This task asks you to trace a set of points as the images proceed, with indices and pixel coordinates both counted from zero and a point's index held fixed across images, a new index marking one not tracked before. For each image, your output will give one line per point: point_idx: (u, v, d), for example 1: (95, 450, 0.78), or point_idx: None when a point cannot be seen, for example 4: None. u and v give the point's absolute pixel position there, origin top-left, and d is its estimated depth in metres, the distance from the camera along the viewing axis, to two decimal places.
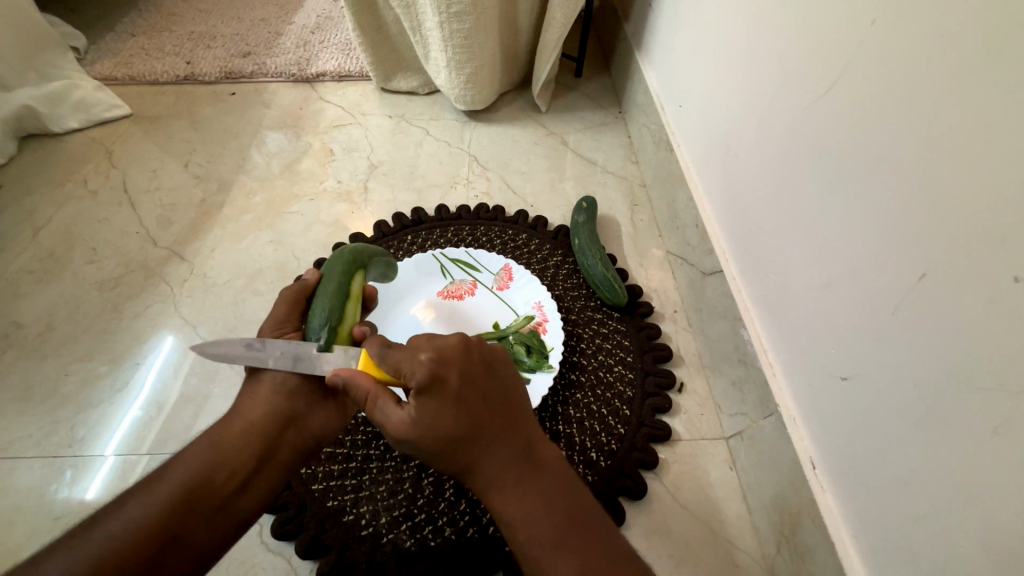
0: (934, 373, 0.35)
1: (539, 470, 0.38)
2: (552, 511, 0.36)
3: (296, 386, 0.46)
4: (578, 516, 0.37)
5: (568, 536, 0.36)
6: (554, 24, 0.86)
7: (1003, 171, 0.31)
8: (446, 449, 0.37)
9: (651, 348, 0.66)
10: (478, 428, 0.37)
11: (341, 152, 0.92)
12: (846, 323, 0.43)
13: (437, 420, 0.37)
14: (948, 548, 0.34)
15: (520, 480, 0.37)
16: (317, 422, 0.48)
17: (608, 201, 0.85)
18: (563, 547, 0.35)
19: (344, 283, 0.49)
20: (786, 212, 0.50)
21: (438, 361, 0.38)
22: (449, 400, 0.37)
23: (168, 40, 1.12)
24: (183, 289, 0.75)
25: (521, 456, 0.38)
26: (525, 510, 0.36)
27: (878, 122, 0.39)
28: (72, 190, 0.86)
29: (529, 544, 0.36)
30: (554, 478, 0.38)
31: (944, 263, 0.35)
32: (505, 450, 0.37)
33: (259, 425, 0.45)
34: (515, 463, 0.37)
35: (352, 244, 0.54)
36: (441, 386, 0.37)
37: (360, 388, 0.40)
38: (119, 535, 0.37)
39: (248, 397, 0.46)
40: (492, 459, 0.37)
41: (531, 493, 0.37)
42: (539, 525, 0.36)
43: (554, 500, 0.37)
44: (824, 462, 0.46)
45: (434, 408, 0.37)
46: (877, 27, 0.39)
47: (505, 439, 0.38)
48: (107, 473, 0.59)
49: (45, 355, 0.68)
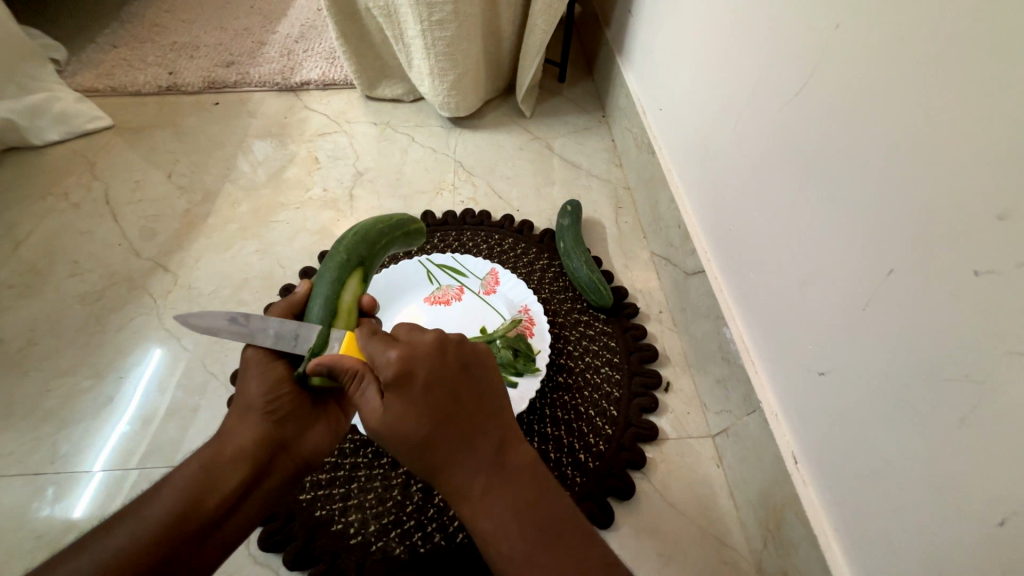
0: (905, 365, 0.36)
1: (510, 477, 0.38)
2: (524, 521, 0.37)
3: (286, 411, 0.46)
4: (548, 532, 0.37)
5: (539, 549, 0.36)
6: (536, 30, 0.88)
7: (962, 169, 0.32)
8: (415, 452, 0.38)
9: (637, 348, 0.67)
10: (445, 433, 0.38)
11: (327, 160, 0.93)
12: (821, 320, 0.44)
13: (404, 422, 0.38)
14: (922, 538, 0.35)
15: (487, 489, 0.37)
16: (310, 443, 0.48)
17: (593, 204, 0.86)
18: (538, 558, 0.36)
19: (331, 297, 0.46)
20: (762, 211, 0.51)
21: (406, 359, 0.38)
22: (414, 398, 0.38)
23: (150, 51, 1.11)
24: (167, 300, 0.74)
25: (490, 463, 0.38)
26: (495, 520, 0.37)
27: (844, 123, 0.40)
28: (53, 202, 0.85)
29: (502, 558, 0.36)
30: (524, 487, 0.38)
31: (909, 258, 0.36)
32: (473, 457, 0.38)
33: (250, 451, 0.44)
34: (483, 470, 0.38)
35: (343, 243, 0.50)
36: (408, 382, 0.38)
37: (345, 368, 0.40)
38: (108, 563, 0.36)
39: (236, 422, 0.45)
40: (459, 466, 0.38)
41: (499, 502, 0.37)
42: (510, 539, 0.36)
43: (524, 510, 0.37)
44: (805, 457, 0.46)
45: (402, 408, 0.38)
46: (841, 32, 0.40)
47: (473, 446, 0.38)
48: (92, 488, 0.58)
49: (26, 370, 0.67)
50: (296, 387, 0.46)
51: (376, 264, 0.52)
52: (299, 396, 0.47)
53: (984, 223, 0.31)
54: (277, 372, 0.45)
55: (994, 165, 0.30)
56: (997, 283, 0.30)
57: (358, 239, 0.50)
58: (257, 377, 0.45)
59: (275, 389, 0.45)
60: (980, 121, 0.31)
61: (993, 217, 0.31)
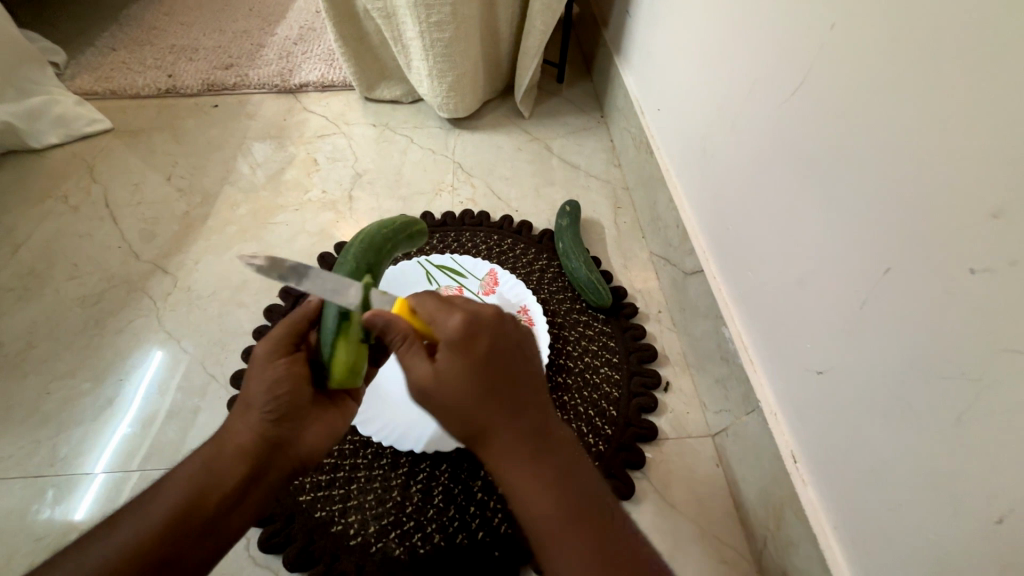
0: (901, 363, 0.36)
1: (557, 452, 0.37)
2: (565, 496, 0.36)
3: (286, 410, 0.45)
4: (587, 508, 0.36)
5: (578, 520, 0.35)
6: (534, 31, 0.88)
7: (957, 166, 0.32)
8: (466, 417, 0.37)
9: (636, 348, 0.67)
10: (499, 399, 0.36)
11: (327, 161, 0.93)
12: (819, 318, 0.44)
13: (458, 385, 0.37)
14: (920, 536, 0.35)
15: (536, 460, 0.36)
16: (308, 442, 0.46)
17: (592, 204, 0.86)
18: (575, 533, 0.35)
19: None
20: (761, 208, 0.51)
21: (471, 325, 0.38)
22: (472, 361, 0.37)
23: (149, 53, 1.12)
24: (167, 302, 0.74)
25: (540, 433, 0.37)
26: (539, 490, 0.36)
27: (841, 122, 0.40)
28: (53, 205, 0.85)
29: (541, 526, 0.35)
30: (568, 461, 0.37)
31: (907, 256, 0.36)
32: (525, 426, 0.37)
33: (247, 450, 0.43)
34: (531, 441, 0.36)
35: (354, 249, 0.50)
36: (470, 346, 0.37)
37: (398, 330, 0.39)
38: (113, 559, 0.37)
39: (236, 420, 0.44)
40: (510, 435, 0.36)
41: (546, 475, 0.36)
42: (553, 510, 0.35)
43: (566, 483, 0.36)
44: (804, 455, 0.46)
45: (458, 370, 0.37)
46: (836, 32, 0.40)
47: (526, 414, 0.37)
48: (93, 490, 0.58)
49: (26, 372, 0.67)
50: (295, 384, 0.45)
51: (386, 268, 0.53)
52: (299, 393, 0.45)
53: (978, 221, 0.31)
54: (277, 371, 0.45)
55: (990, 163, 0.30)
56: (992, 281, 0.31)
57: (365, 247, 0.50)
58: (259, 376, 0.44)
59: (274, 388, 0.44)
60: (975, 120, 0.31)
61: (987, 215, 0.31)
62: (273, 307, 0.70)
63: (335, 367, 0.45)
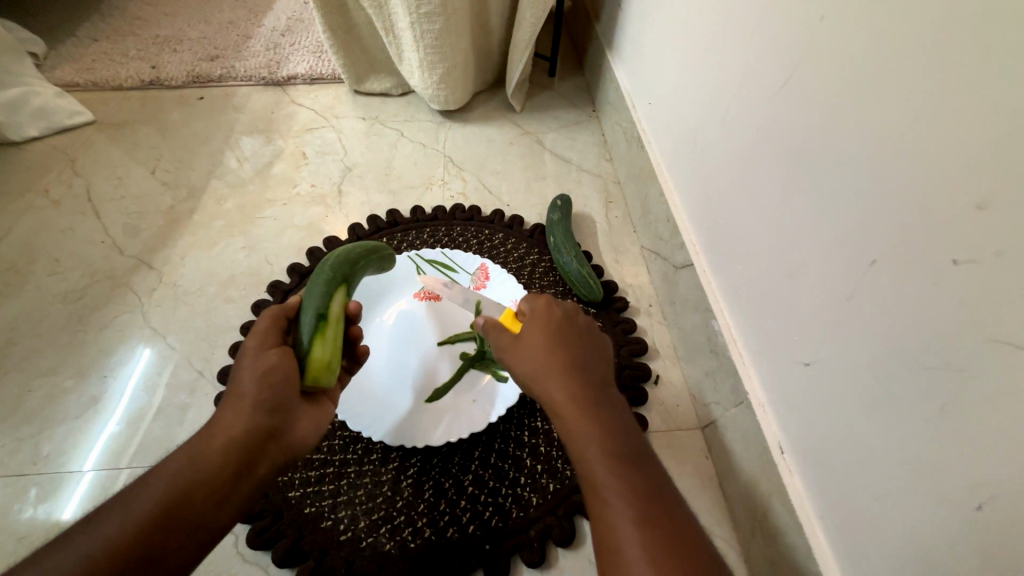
0: (887, 354, 0.37)
1: (612, 401, 0.42)
2: (618, 436, 0.39)
3: (278, 401, 0.45)
4: (633, 451, 0.39)
5: (625, 458, 0.38)
6: (525, 23, 0.87)
7: (942, 159, 0.32)
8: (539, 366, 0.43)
9: (627, 342, 0.67)
10: (568, 353, 0.44)
11: (315, 155, 0.92)
12: (806, 310, 0.44)
13: (536, 342, 0.45)
14: (904, 524, 0.36)
15: (596, 402, 0.41)
16: (299, 433, 0.47)
17: (583, 198, 0.86)
18: (624, 467, 0.37)
19: (321, 307, 0.48)
20: (750, 201, 0.51)
21: (550, 304, 0.48)
22: (547, 326, 0.46)
23: (132, 44, 1.09)
24: (152, 298, 0.73)
25: (598, 381, 0.43)
26: (596, 425, 0.39)
27: (830, 114, 0.40)
28: (33, 199, 0.83)
29: (592, 459, 0.38)
30: (619, 410, 0.42)
31: (893, 248, 0.36)
32: (585, 375, 0.42)
33: (240, 442, 0.42)
34: (591, 387, 0.42)
35: (331, 259, 0.52)
36: (548, 316, 0.47)
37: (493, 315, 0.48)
38: (96, 556, 0.36)
39: (228, 412, 0.44)
40: (575, 379, 0.42)
41: (604, 415, 0.40)
42: (606, 444, 0.39)
43: (617, 426, 0.40)
44: (792, 447, 0.47)
45: (536, 331, 0.45)
46: (825, 24, 0.40)
47: (588, 365, 0.43)
48: (78, 489, 0.57)
49: (7, 370, 0.66)
50: (286, 376, 0.46)
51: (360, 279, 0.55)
52: (290, 385, 0.46)
53: (963, 213, 0.31)
54: (270, 360, 0.46)
55: (974, 156, 0.31)
56: (977, 272, 0.31)
57: (342, 259, 0.52)
58: (251, 366, 0.45)
59: (267, 379, 0.45)
60: (961, 112, 0.31)
61: (972, 206, 0.31)
62: (261, 303, 0.69)
63: (312, 364, 0.47)
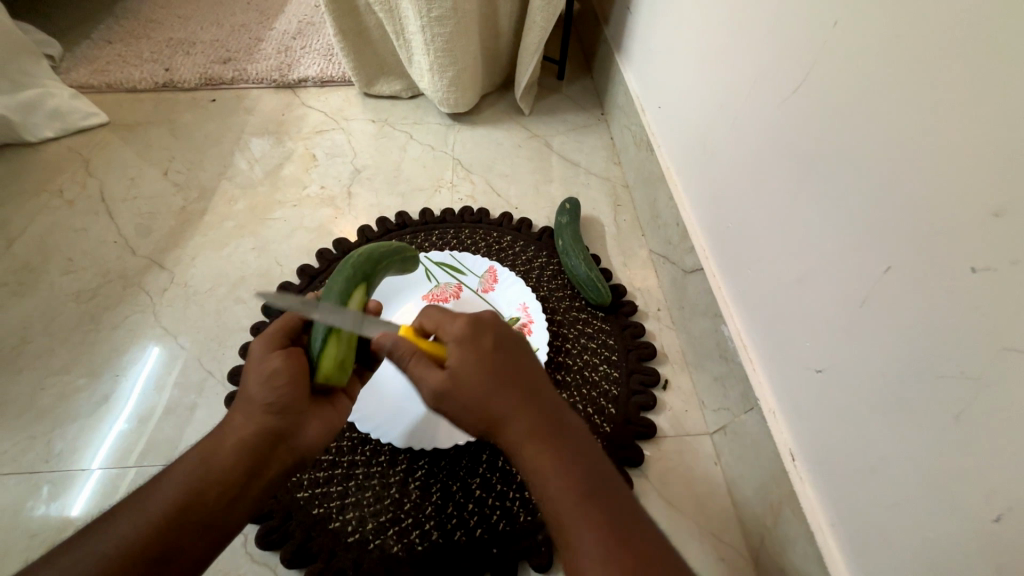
0: (901, 363, 0.36)
1: (566, 432, 0.39)
2: (576, 469, 0.38)
3: (285, 403, 0.44)
4: (602, 481, 0.38)
5: (596, 494, 0.37)
6: (535, 27, 0.87)
7: (958, 166, 0.32)
8: (479, 406, 0.39)
9: (635, 346, 0.67)
10: (512, 389, 0.40)
11: (325, 157, 0.92)
12: (818, 317, 0.44)
13: (474, 379, 0.40)
14: (917, 534, 0.35)
15: (547, 437, 0.38)
16: (308, 437, 0.46)
17: (591, 202, 0.86)
18: (589, 504, 0.36)
19: (336, 308, 0.48)
20: (762, 206, 0.51)
21: (474, 324, 0.42)
22: (483, 356, 0.41)
23: (146, 47, 1.11)
24: (163, 298, 0.74)
25: (549, 416, 0.40)
26: (557, 468, 0.37)
27: (843, 119, 0.40)
28: (47, 199, 0.84)
29: (561, 504, 0.37)
30: (579, 442, 0.39)
31: (907, 255, 0.36)
32: (536, 412, 0.39)
33: (250, 443, 0.43)
34: (545, 424, 0.39)
35: (354, 256, 0.52)
36: (476, 342, 0.41)
37: (406, 347, 0.42)
38: (113, 554, 0.37)
39: (237, 415, 0.44)
40: (519, 416, 0.39)
41: (559, 452, 0.38)
42: (566, 482, 0.37)
43: (582, 460, 0.38)
44: (803, 454, 0.46)
45: (471, 366, 0.40)
46: (839, 29, 0.40)
47: (533, 395, 0.40)
48: (90, 487, 0.58)
49: (21, 368, 0.67)
50: (292, 378, 0.45)
51: (382, 278, 0.54)
52: (299, 387, 0.45)
53: (979, 220, 0.31)
54: (273, 362, 0.45)
55: (990, 163, 0.30)
56: (992, 280, 0.31)
57: (364, 258, 0.51)
58: (257, 369, 0.45)
59: (272, 382, 0.44)
60: (978, 118, 0.31)
61: (988, 214, 0.31)
62: (271, 303, 0.70)
63: (322, 364, 0.45)
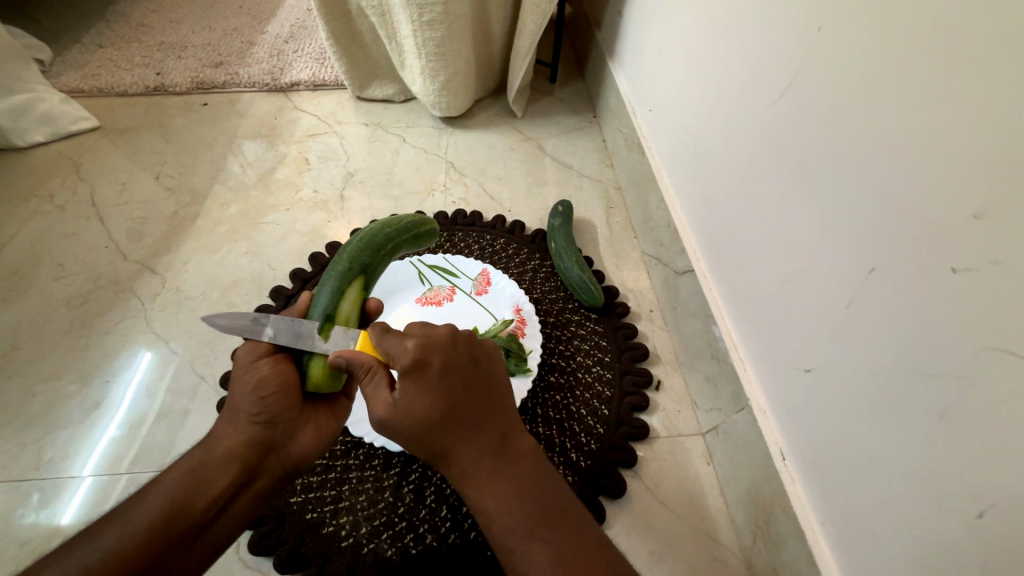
0: (886, 362, 0.37)
1: (512, 462, 0.41)
2: (524, 500, 0.39)
3: (274, 415, 0.44)
4: (547, 510, 0.39)
5: (539, 527, 0.38)
6: (527, 31, 0.88)
7: (941, 168, 0.33)
8: (427, 437, 0.40)
9: (628, 348, 0.67)
10: (458, 421, 0.40)
11: (318, 161, 0.92)
12: (806, 318, 0.44)
13: (418, 411, 0.40)
14: (903, 531, 0.36)
15: (492, 470, 0.40)
16: (297, 449, 0.46)
17: (584, 204, 0.86)
18: (535, 535, 0.38)
19: (330, 306, 0.47)
20: (751, 208, 0.52)
21: (422, 349, 0.41)
22: (429, 385, 0.40)
23: (137, 51, 1.10)
24: (155, 303, 0.73)
25: (496, 445, 0.41)
26: (498, 499, 0.39)
27: (830, 120, 0.41)
28: (37, 205, 0.83)
29: (503, 534, 0.39)
30: (528, 469, 0.41)
31: (891, 256, 0.36)
32: (481, 440, 0.40)
33: (239, 453, 0.43)
34: (489, 453, 0.40)
35: (351, 247, 0.50)
36: (423, 370, 0.40)
37: (361, 363, 0.43)
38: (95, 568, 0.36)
39: (226, 426, 0.44)
40: (466, 450, 0.40)
41: (503, 485, 0.39)
42: (511, 514, 0.39)
43: (526, 491, 0.40)
44: (793, 454, 0.47)
45: (417, 395, 0.40)
46: (824, 33, 0.41)
47: (481, 426, 0.41)
48: (82, 495, 0.57)
49: (11, 375, 0.66)
50: (281, 389, 0.45)
51: (381, 269, 0.53)
52: (286, 398, 0.45)
53: (961, 221, 0.32)
54: (260, 372, 0.45)
55: (971, 165, 0.31)
56: (974, 281, 0.31)
57: (361, 248, 0.50)
58: (244, 380, 0.44)
59: (261, 392, 0.44)
60: (961, 119, 0.31)
61: (970, 215, 0.31)
62: (263, 308, 0.70)
63: (313, 374, 0.45)
